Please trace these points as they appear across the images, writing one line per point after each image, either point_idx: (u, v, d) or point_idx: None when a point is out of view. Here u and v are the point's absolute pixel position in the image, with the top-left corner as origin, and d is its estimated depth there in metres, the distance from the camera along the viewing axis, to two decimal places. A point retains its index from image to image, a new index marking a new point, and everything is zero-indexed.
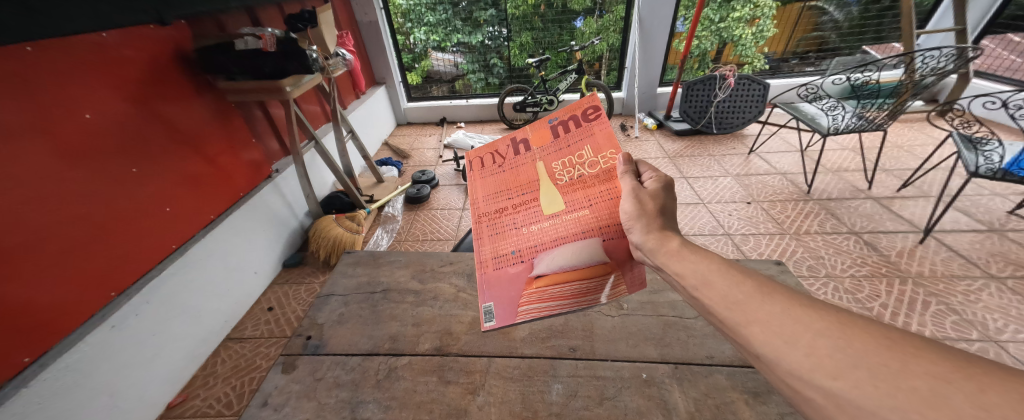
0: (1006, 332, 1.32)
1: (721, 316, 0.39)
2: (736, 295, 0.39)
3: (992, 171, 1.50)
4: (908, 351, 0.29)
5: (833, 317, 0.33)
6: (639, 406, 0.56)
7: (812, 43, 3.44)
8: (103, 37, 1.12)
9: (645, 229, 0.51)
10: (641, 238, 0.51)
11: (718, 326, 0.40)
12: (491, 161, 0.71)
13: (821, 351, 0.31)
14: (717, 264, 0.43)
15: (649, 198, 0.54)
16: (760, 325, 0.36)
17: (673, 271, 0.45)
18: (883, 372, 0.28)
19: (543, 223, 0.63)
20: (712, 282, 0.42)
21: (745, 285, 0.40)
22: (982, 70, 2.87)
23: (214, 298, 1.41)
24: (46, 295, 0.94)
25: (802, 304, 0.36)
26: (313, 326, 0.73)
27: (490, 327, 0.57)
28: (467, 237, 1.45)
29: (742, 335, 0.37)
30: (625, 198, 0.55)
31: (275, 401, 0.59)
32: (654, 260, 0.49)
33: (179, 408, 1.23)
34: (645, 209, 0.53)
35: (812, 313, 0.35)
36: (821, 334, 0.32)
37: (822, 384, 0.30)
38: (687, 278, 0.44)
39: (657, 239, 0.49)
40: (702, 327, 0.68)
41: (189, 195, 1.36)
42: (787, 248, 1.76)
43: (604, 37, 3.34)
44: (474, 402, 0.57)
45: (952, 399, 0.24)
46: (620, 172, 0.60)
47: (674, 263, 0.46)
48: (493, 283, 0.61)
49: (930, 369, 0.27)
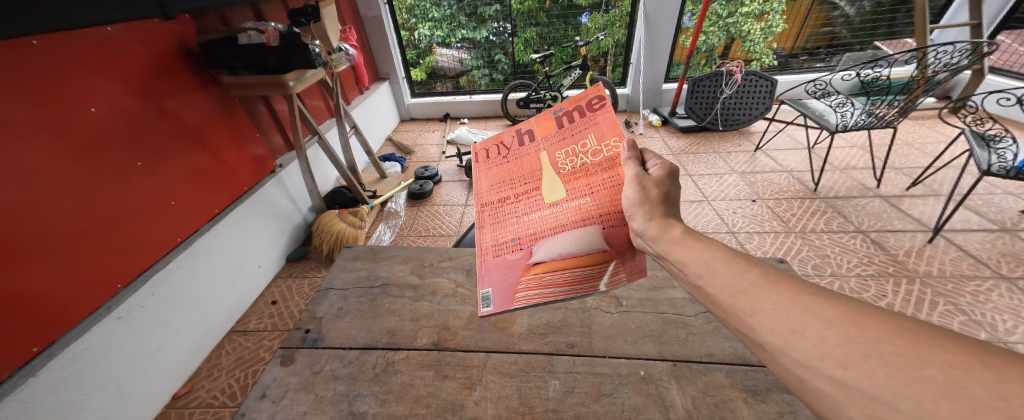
0: (1015, 333, 1.29)
1: (726, 305, 0.38)
2: (741, 284, 0.38)
3: (1004, 169, 1.47)
4: (922, 340, 0.28)
5: (843, 306, 0.33)
6: (637, 403, 0.55)
7: (822, 38, 3.38)
8: (108, 31, 1.13)
9: (647, 216, 0.51)
10: (643, 225, 0.50)
11: (721, 316, 0.39)
12: (499, 152, 0.73)
13: (830, 341, 0.31)
14: (721, 253, 0.43)
15: (650, 188, 0.53)
16: (767, 314, 0.35)
17: (675, 259, 0.45)
18: (896, 361, 0.28)
19: (544, 211, 0.62)
20: (715, 271, 0.41)
21: (749, 273, 0.39)
22: (997, 66, 2.81)
23: (219, 291, 1.43)
24: (52, 286, 0.96)
25: (810, 293, 0.35)
26: (312, 320, 0.73)
27: (487, 312, 0.56)
28: (469, 233, 1.46)
29: (747, 324, 0.36)
30: (628, 184, 0.54)
31: (274, 393, 0.59)
32: (655, 248, 0.48)
33: (185, 398, 1.25)
34: (648, 196, 0.52)
35: (819, 302, 0.34)
36: (830, 322, 0.32)
37: (832, 373, 0.30)
38: (690, 268, 0.43)
39: (660, 227, 0.48)
40: (701, 324, 0.68)
41: (194, 189, 1.37)
42: (791, 247, 1.74)
43: (610, 32, 3.33)
44: (471, 397, 0.57)
45: (969, 388, 0.24)
46: (624, 158, 0.60)
47: (676, 251, 0.45)
48: (492, 270, 0.60)
49: (946, 358, 0.26)
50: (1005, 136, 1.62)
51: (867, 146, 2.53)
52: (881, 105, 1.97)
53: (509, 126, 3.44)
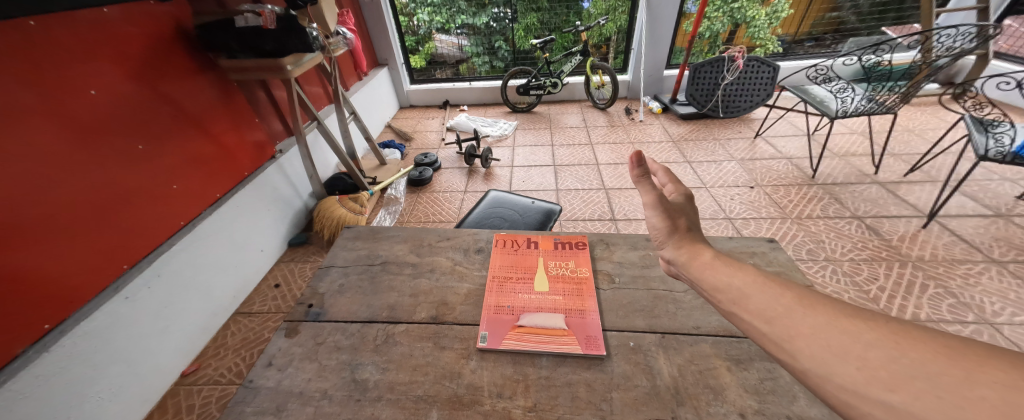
0: (1002, 315, 1.32)
1: (762, 331, 0.40)
2: (774, 309, 0.41)
3: (1001, 154, 1.48)
4: (972, 361, 0.28)
5: (884, 328, 0.34)
6: (625, 371, 0.58)
7: (828, 23, 3.33)
8: (104, 12, 1.13)
9: (675, 245, 0.55)
10: (673, 253, 0.55)
11: (761, 344, 0.40)
12: (510, 245, 0.88)
13: (873, 363, 0.31)
14: (754, 279, 0.45)
15: (678, 218, 0.58)
16: (803, 339, 0.36)
17: (708, 284, 0.48)
18: (942, 381, 0.28)
19: (527, 294, 0.73)
20: (749, 297, 0.43)
21: (784, 297, 0.41)
22: (1002, 51, 2.78)
23: (223, 273, 1.46)
24: (59, 266, 0.97)
25: (849, 316, 0.36)
26: (314, 295, 0.76)
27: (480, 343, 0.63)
28: (469, 217, 1.48)
29: (786, 350, 0.37)
30: (655, 213, 0.58)
31: (279, 362, 0.62)
32: (689, 274, 0.52)
33: (192, 376, 1.29)
34: (676, 224, 0.57)
35: (858, 324, 0.35)
36: (871, 345, 0.33)
37: (879, 397, 0.30)
38: (723, 294, 0.46)
39: (689, 254, 0.53)
40: (690, 300, 0.70)
41: (195, 173, 1.39)
42: (788, 232, 1.76)
43: (612, 17, 3.26)
44: (467, 365, 0.60)
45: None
46: (635, 176, 0.61)
47: (709, 277, 0.49)
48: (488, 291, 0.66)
49: (998, 377, 0.26)
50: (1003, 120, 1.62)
51: (867, 132, 2.53)
52: (881, 91, 1.95)
53: (509, 113, 3.43)
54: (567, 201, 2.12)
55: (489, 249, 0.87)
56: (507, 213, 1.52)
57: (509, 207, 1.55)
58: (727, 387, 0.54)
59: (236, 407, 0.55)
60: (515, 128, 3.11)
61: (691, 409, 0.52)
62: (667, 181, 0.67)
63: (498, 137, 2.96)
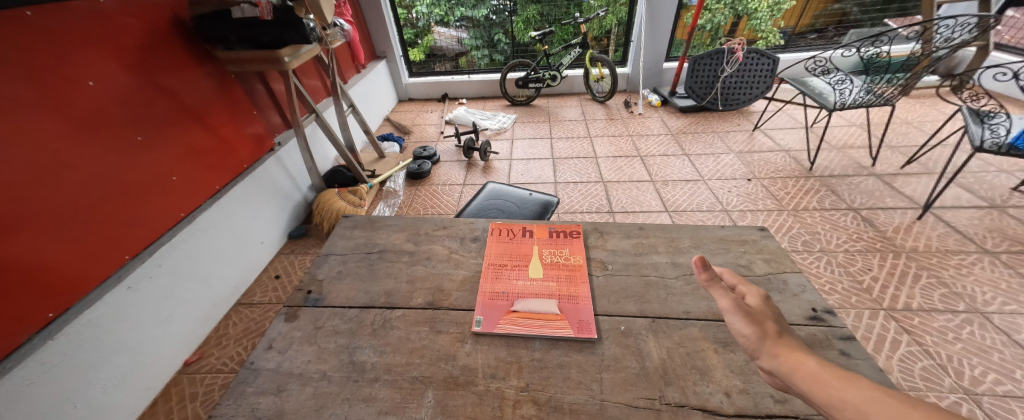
0: (993, 304, 1.34)
1: None
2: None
3: (997, 145, 1.49)
4: None
5: None
6: (615, 353, 0.60)
7: (831, 16, 3.29)
8: (100, 4, 1.12)
9: (771, 354, 0.48)
10: (770, 362, 0.47)
11: None
12: (506, 234, 0.89)
13: None
14: (882, 398, 0.38)
15: (764, 322, 0.51)
16: None
17: (820, 403, 0.41)
18: None
19: (522, 281, 0.74)
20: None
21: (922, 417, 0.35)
22: (1003, 43, 2.76)
23: (223, 265, 1.48)
24: (64, 256, 0.98)
25: None
26: (313, 282, 0.78)
27: (476, 330, 0.64)
28: (467, 208, 1.50)
29: None
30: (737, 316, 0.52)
31: (279, 345, 0.64)
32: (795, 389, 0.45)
33: (195, 365, 1.31)
34: (765, 329, 0.50)
35: None
36: None
37: None
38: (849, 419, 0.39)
39: (789, 365, 0.46)
40: (680, 286, 0.72)
41: (194, 165, 1.40)
42: (784, 224, 1.78)
43: (612, 9, 3.23)
44: (462, 348, 0.61)
45: None
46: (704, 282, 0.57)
47: (819, 395, 0.42)
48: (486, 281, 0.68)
49: None
50: (1000, 112, 1.63)
51: (866, 125, 2.53)
52: (880, 82, 1.95)
53: (507, 106, 3.42)
54: (565, 194, 2.13)
55: (485, 238, 0.88)
56: (504, 205, 1.53)
57: (506, 199, 1.56)
58: (713, 368, 0.56)
59: (238, 387, 0.57)
60: (514, 121, 3.10)
61: (678, 389, 0.53)
62: (738, 279, 0.60)
63: (497, 130, 2.96)
